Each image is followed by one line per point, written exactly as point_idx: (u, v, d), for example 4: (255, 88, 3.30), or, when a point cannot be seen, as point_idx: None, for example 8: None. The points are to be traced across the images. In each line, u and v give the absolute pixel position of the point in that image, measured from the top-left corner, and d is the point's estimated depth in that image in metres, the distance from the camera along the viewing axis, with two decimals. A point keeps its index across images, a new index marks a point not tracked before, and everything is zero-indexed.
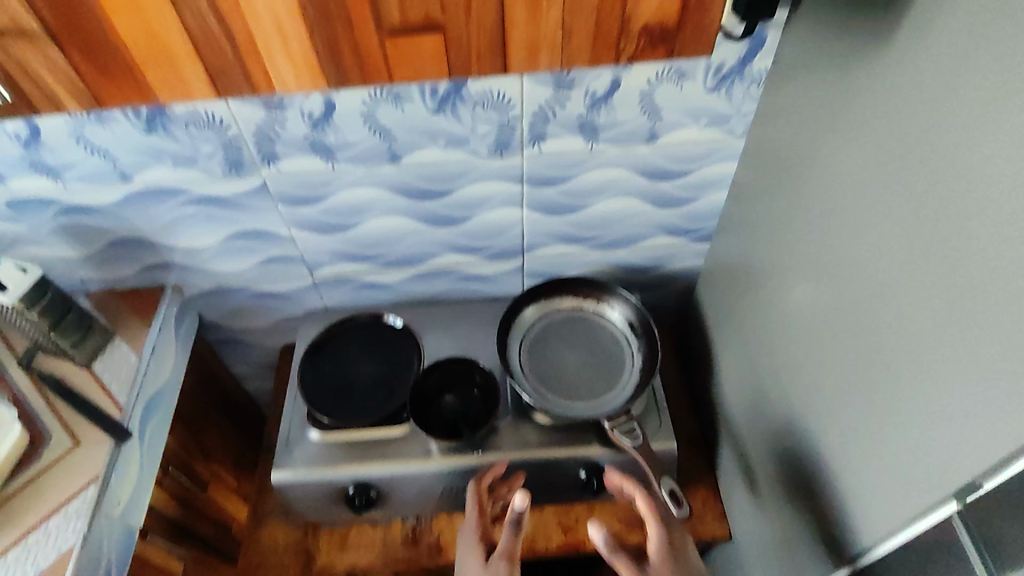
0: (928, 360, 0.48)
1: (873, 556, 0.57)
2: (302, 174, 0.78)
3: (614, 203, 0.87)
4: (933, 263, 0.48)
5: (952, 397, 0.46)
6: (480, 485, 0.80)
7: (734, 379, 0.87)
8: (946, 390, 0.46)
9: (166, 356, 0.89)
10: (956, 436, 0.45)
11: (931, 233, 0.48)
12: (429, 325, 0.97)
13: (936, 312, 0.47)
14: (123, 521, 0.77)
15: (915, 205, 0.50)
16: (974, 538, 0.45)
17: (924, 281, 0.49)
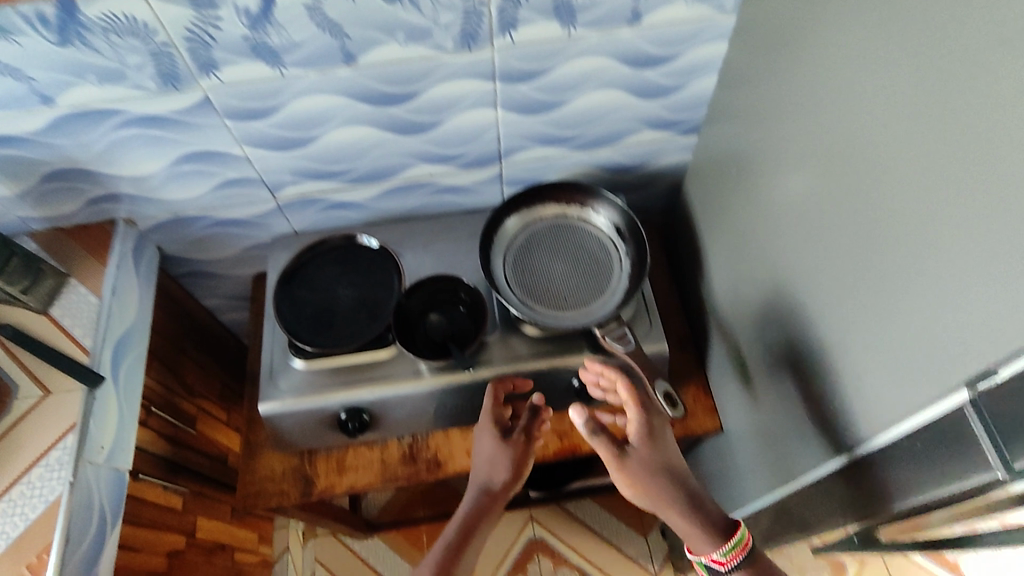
0: (937, 246, 0.45)
1: (873, 447, 0.57)
2: (246, 84, 0.70)
3: (596, 96, 0.80)
4: (947, 137, 0.43)
5: (964, 282, 0.43)
6: (497, 390, 0.81)
7: (725, 277, 0.85)
8: (957, 276, 0.44)
9: (128, 295, 0.84)
10: (964, 323, 0.43)
11: (947, 104, 0.43)
12: (407, 243, 0.92)
13: (948, 194, 0.44)
14: (110, 465, 0.76)
15: (929, 76, 0.45)
16: (985, 424, 0.43)
17: (935, 160, 0.45)
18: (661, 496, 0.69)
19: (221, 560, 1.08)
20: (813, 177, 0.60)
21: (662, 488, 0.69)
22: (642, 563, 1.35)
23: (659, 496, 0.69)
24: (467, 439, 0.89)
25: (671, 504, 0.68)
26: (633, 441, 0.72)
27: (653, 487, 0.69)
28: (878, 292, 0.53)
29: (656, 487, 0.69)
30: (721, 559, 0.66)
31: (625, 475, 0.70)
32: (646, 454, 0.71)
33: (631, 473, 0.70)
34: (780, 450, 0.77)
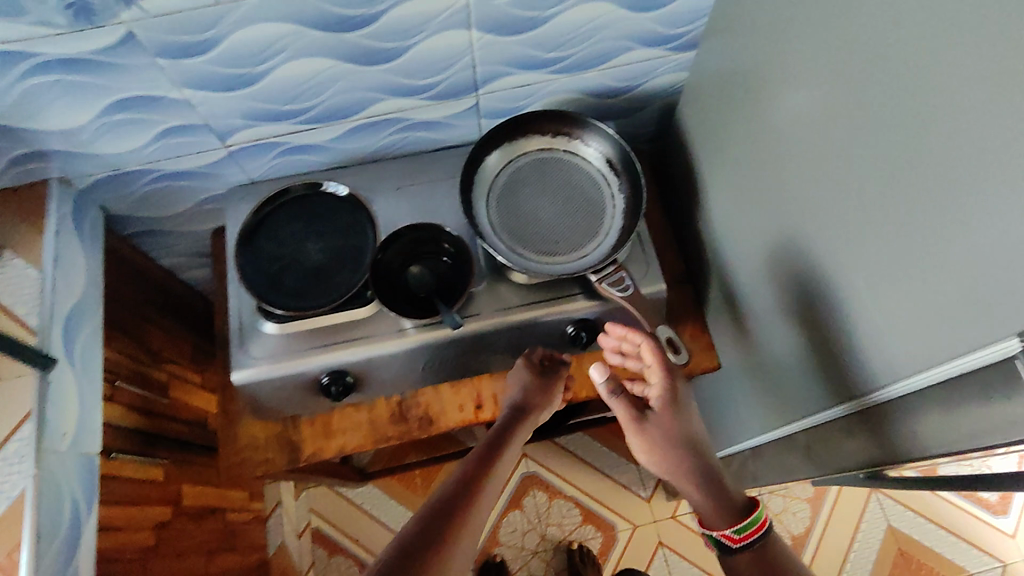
0: (985, 186, 0.40)
1: (892, 397, 0.53)
2: (174, 15, 0.59)
3: (582, 12, 0.70)
4: (1009, 56, 0.37)
5: (1017, 229, 0.38)
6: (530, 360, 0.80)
7: (725, 209, 0.79)
8: (1008, 220, 0.38)
9: (75, 265, 0.76)
10: (1015, 274, 0.39)
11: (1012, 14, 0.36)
12: (379, 188, 0.85)
13: (1006, 124, 0.38)
14: (77, 450, 0.71)
15: None
16: None
17: (990, 84, 0.38)
18: (680, 464, 0.69)
19: (212, 524, 1.06)
20: (835, 103, 0.54)
21: (682, 456, 0.69)
22: (635, 490, 1.37)
23: (678, 464, 0.69)
24: (458, 393, 0.86)
25: (688, 471, 0.68)
26: (655, 408, 0.72)
27: (672, 454, 0.69)
28: (907, 234, 0.48)
29: (674, 455, 0.69)
30: (733, 536, 0.63)
31: (644, 439, 0.71)
32: (666, 423, 0.71)
33: (649, 439, 0.70)
34: (783, 390, 0.74)
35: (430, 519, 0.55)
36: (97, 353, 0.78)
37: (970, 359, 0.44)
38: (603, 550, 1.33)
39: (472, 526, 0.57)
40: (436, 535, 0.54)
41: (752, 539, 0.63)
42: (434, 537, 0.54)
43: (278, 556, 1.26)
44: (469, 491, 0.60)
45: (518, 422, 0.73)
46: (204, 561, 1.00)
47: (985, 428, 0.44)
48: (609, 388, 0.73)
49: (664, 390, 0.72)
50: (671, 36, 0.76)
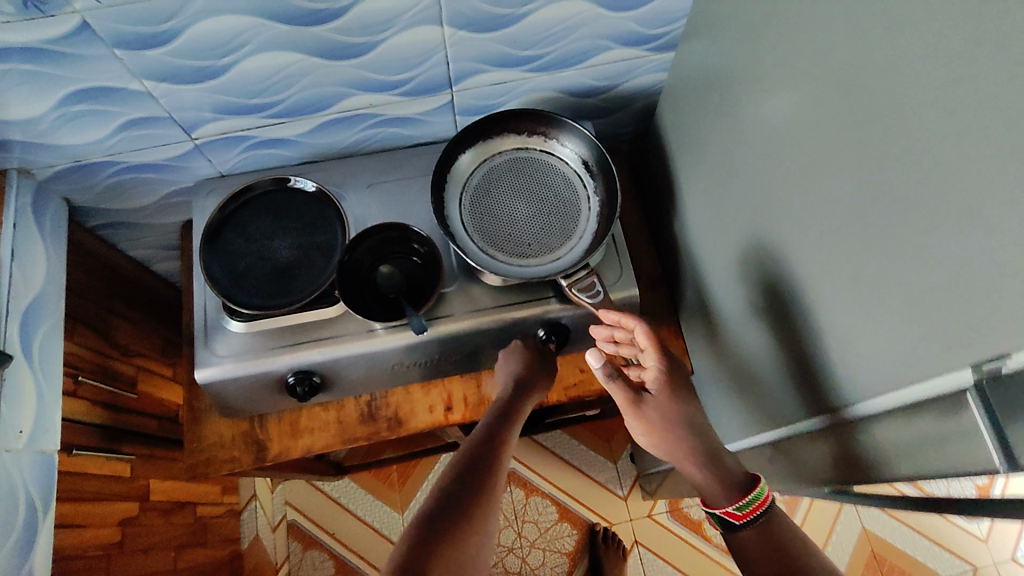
0: (950, 213, 0.39)
1: (858, 416, 0.53)
2: (132, 6, 0.56)
3: (556, 9, 0.68)
4: (987, 76, 0.36)
5: (981, 259, 0.37)
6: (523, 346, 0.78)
7: (701, 214, 0.78)
8: (972, 250, 0.38)
9: (33, 259, 0.74)
10: (978, 305, 0.38)
11: (990, 31, 0.35)
12: (351, 184, 0.83)
13: (973, 153, 0.37)
14: (33, 448, 0.70)
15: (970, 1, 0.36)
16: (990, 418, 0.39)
17: (959, 110, 0.38)
18: (680, 444, 0.66)
19: (181, 518, 1.05)
20: (809, 114, 0.52)
21: (680, 438, 0.66)
22: (611, 489, 1.37)
23: (677, 444, 0.66)
24: (429, 394, 0.85)
25: (690, 452, 0.65)
26: (651, 389, 0.69)
27: (671, 435, 0.66)
28: (877, 253, 0.47)
29: (673, 435, 0.66)
30: (737, 512, 0.62)
31: (642, 421, 0.67)
32: (662, 404, 0.67)
33: (645, 421, 0.67)
34: (752, 399, 0.73)
35: (435, 516, 0.54)
36: (56, 348, 0.76)
37: (928, 385, 0.43)
38: (578, 548, 1.33)
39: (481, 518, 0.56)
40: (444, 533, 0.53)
41: (755, 515, 0.61)
42: (450, 529, 0.54)
43: (252, 550, 1.31)
44: (477, 482, 0.59)
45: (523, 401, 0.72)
46: (172, 556, 0.99)
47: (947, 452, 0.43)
48: (607, 372, 0.67)
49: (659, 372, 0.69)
50: (649, 36, 0.75)
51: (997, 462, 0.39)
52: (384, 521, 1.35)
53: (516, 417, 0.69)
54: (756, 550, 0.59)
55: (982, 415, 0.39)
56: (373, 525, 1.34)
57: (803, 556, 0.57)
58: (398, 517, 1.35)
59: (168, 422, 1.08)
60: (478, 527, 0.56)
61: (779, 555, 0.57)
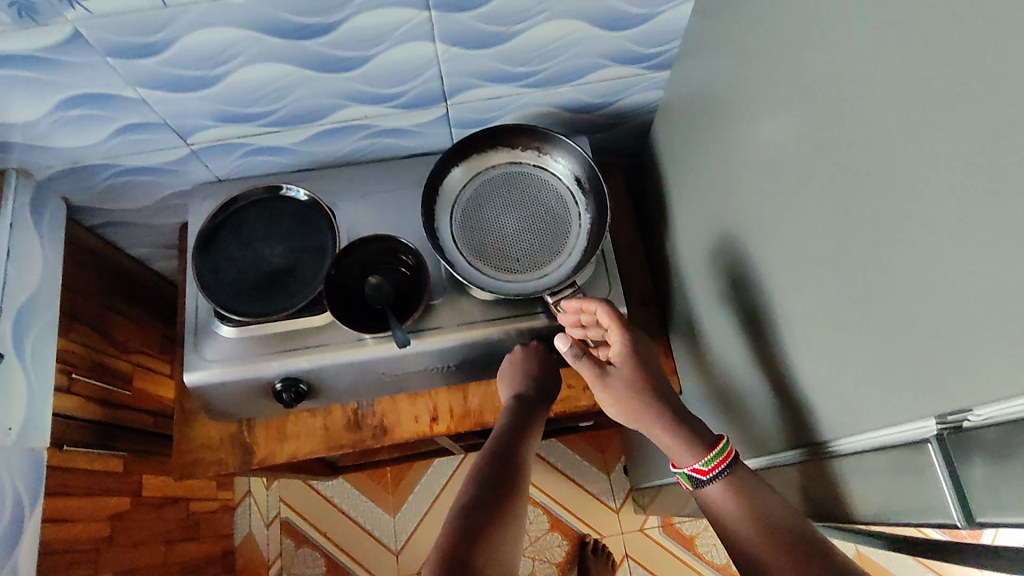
0: (912, 263, 0.39)
1: (824, 453, 0.52)
2: (124, 16, 0.57)
3: (553, 27, 0.69)
4: (954, 123, 0.35)
5: (941, 312, 0.37)
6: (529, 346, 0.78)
7: (691, 236, 0.78)
8: (933, 302, 0.38)
9: (28, 260, 0.76)
10: (939, 358, 0.38)
11: (958, 77, 0.35)
12: (345, 193, 0.84)
13: (936, 205, 0.36)
14: (22, 445, 0.72)
15: (937, 48, 0.36)
16: (950, 465, 0.39)
17: (923, 158, 0.37)
18: (644, 412, 0.65)
19: (173, 513, 1.07)
20: (792, 146, 0.52)
21: (645, 406, 0.65)
22: (604, 500, 1.37)
23: (642, 412, 0.65)
24: (415, 405, 0.85)
25: (656, 420, 0.64)
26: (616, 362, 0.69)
27: (636, 403, 0.66)
28: (849, 293, 0.46)
29: (638, 403, 0.65)
30: (704, 469, 0.59)
31: (610, 395, 0.67)
32: (626, 374, 0.67)
33: (612, 392, 0.67)
34: (733, 426, 0.72)
35: (464, 530, 0.54)
36: (49, 347, 0.79)
37: (891, 432, 0.43)
38: (568, 559, 1.33)
39: (509, 529, 0.57)
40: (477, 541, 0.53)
41: (722, 470, 0.58)
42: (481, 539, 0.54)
43: (243, 547, 1.35)
44: (501, 493, 0.59)
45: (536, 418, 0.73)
46: (162, 551, 1.01)
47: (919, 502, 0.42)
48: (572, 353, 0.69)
49: (621, 344, 0.69)
50: (646, 54, 0.75)
51: (955, 515, 0.39)
52: (376, 522, 1.35)
53: (532, 433, 0.70)
54: (726, 503, 0.57)
55: (941, 464, 0.39)
56: (365, 526, 1.35)
57: (772, 505, 0.54)
58: (390, 519, 1.35)
59: (164, 419, 1.10)
60: (507, 536, 0.56)
61: (750, 507, 0.55)
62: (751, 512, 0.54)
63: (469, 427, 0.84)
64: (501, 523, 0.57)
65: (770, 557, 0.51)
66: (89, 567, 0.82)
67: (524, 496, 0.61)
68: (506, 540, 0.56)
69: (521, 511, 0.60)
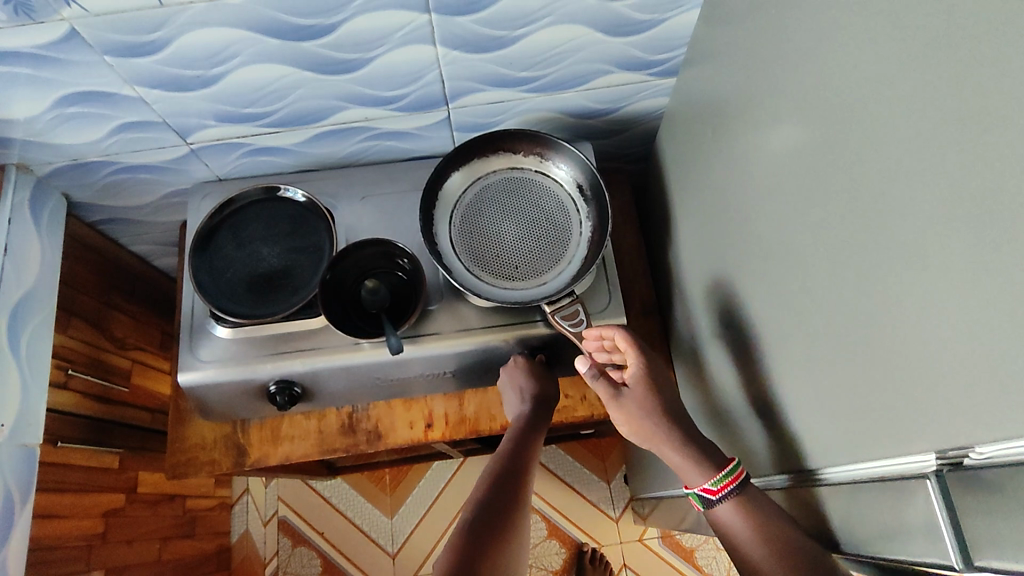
0: (920, 293, 0.38)
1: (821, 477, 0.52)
2: (120, 14, 0.57)
3: (557, 31, 0.68)
4: (974, 150, 0.34)
5: (947, 343, 0.36)
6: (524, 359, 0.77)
7: (694, 247, 0.76)
8: (940, 332, 0.37)
9: (27, 256, 0.76)
10: (945, 390, 0.37)
11: (980, 103, 0.34)
12: (344, 194, 0.83)
13: (948, 235, 0.36)
14: (15, 441, 0.73)
15: (957, 71, 0.35)
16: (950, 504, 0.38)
17: (937, 183, 0.36)
18: (657, 431, 0.64)
19: (169, 510, 1.07)
20: (801, 161, 0.50)
21: (657, 425, 0.64)
22: (602, 508, 1.35)
23: (654, 431, 0.64)
24: (410, 410, 0.84)
25: (667, 439, 0.63)
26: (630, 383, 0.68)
27: (649, 422, 0.64)
28: (852, 316, 0.45)
29: (651, 420, 0.64)
30: (711, 488, 0.57)
31: (624, 413, 0.66)
32: (642, 393, 0.67)
33: (625, 410, 0.66)
34: (730, 442, 0.71)
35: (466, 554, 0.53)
36: (44, 344, 0.79)
37: (889, 465, 0.43)
38: (564, 567, 1.31)
39: (509, 545, 0.56)
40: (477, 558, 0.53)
41: (728, 490, 0.56)
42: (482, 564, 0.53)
43: (240, 544, 1.35)
44: (502, 507, 0.59)
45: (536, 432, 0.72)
46: (157, 547, 1.01)
47: (924, 536, 0.40)
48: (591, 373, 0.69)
49: (639, 363, 0.69)
50: (652, 60, 0.74)
51: (952, 558, 0.38)
52: (373, 524, 1.35)
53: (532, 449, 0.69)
54: (739, 530, 0.55)
55: (945, 518, 0.38)
56: (362, 527, 1.35)
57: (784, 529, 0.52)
58: (387, 521, 1.35)
59: (162, 415, 1.10)
60: (508, 558, 0.56)
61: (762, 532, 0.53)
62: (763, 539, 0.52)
63: (464, 434, 0.83)
64: (502, 539, 0.56)
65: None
66: (81, 564, 0.82)
67: (524, 510, 0.61)
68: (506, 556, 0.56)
69: (520, 525, 0.59)
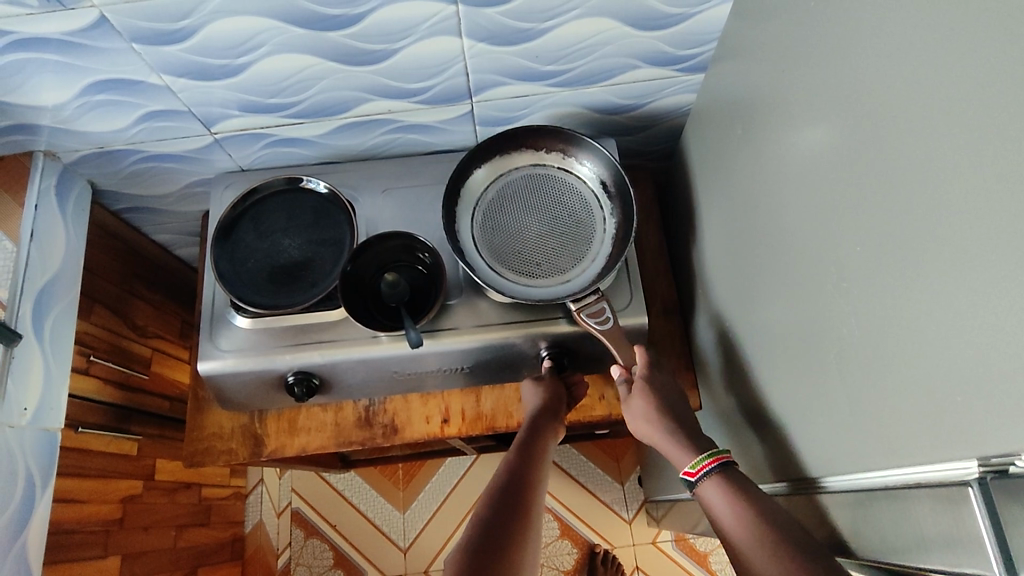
0: (960, 298, 0.37)
1: (845, 487, 0.51)
2: (149, 2, 0.57)
3: (585, 24, 0.67)
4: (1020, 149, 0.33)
5: (987, 347, 0.35)
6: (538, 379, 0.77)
7: (718, 246, 0.75)
8: (982, 336, 0.36)
9: (52, 241, 0.77)
10: (987, 396, 0.36)
11: None
12: (366, 187, 0.83)
13: (992, 235, 0.35)
14: (36, 425, 0.73)
15: (1003, 70, 0.34)
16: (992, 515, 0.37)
17: (978, 187, 0.36)
18: (667, 439, 0.66)
19: (185, 498, 1.08)
20: (831, 163, 0.50)
21: (668, 435, 0.66)
22: (616, 510, 1.34)
23: (664, 440, 0.66)
24: (427, 405, 0.84)
25: (677, 445, 0.65)
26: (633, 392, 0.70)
27: (660, 431, 0.67)
28: (886, 323, 0.44)
29: (662, 430, 0.66)
30: (692, 471, 0.60)
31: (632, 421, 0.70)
32: (648, 399, 0.69)
33: (635, 415, 0.69)
34: (755, 446, 0.69)
35: (475, 557, 0.51)
36: (66, 330, 0.80)
37: (924, 472, 0.42)
38: (576, 567, 1.31)
39: (527, 543, 0.55)
40: (495, 556, 0.52)
41: (707, 470, 0.59)
42: (490, 566, 0.51)
43: (253, 534, 1.36)
44: (516, 506, 0.58)
45: (550, 441, 0.70)
46: (172, 534, 1.02)
47: (963, 547, 0.39)
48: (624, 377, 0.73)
49: (645, 369, 0.71)
50: (681, 56, 0.73)
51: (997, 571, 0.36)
52: (385, 518, 1.35)
53: (545, 457, 0.67)
54: (722, 510, 0.56)
55: (988, 528, 0.37)
56: (374, 520, 1.35)
57: (765, 504, 0.54)
58: (399, 516, 1.35)
59: (179, 405, 1.11)
60: (519, 561, 0.53)
61: (746, 507, 0.54)
62: (752, 511, 0.53)
63: (480, 431, 0.82)
64: (519, 537, 0.55)
65: (779, 561, 0.49)
66: (98, 549, 0.83)
67: (539, 506, 0.60)
68: (525, 554, 0.54)
69: (535, 521, 0.58)
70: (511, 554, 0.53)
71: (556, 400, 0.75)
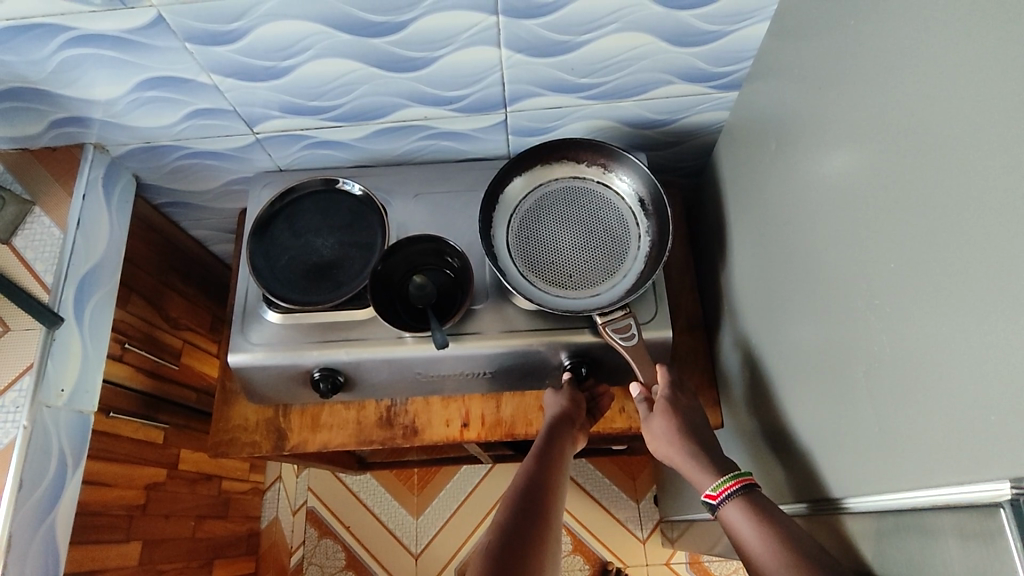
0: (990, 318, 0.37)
1: (872, 508, 0.50)
2: (205, 5, 0.60)
3: (621, 39, 0.68)
4: None
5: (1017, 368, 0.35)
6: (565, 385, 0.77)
7: (746, 263, 0.75)
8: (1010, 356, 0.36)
9: (96, 230, 0.80)
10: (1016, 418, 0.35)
11: None
12: (398, 191, 0.84)
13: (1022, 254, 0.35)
14: (71, 407, 0.76)
15: None
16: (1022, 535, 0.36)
17: (1005, 204, 0.36)
18: (691, 462, 0.65)
19: (206, 489, 1.10)
20: (861, 182, 0.50)
21: (690, 456, 0.66)
22: (630, 528, 1.33)
23: (685, 461, 0.66)
24: (447, 408, 0.84)
25: (700, 466, 0.64)
26: (654, 410, 0.70)
27: (681, 453, 0.66)
28: (913, 343, 0.44)
29: (686, 453, 0.66)
30: (712, 493, 0.60)
31: (650, 436, 0.70)
32: (673, 421, 0.69)
33: (656, 435, 0.69)
34: (777, 466, 0.69)
35: (501, 560, 0.51)
36: (105, 316, 0.82)
37: (949, 492, 0.41)
38: None
39: (548, 549, 0.55)
40: (516, 561, 0.52)
41: (730, 492, 0.59)
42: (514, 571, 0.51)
43: (268, 530, 1.37)
44: (535, 510, 0.58)
45: (569, 450, 0.71)
46: (191, 525, 1.03)
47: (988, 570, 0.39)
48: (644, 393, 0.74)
49: (668, 389, 0.72)
50: (714, 73, 0.74)
51: None
52: (398, 523, 1.35)
53: (564, 465, 0.68)
54: (742, 527, 0.56)
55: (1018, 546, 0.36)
56: (388, 524, 1.36)
57: (787, 524, 0.54)
58: (412, 520, 1.35)
59: (205, 397, 1.13)
60: (540, 567, 0.53)
61: (769, 526, 0.54)
62: (774, 531, 0.53)
63: (500, 437, 0.83)
64: (540, 541, 0.55)
65: None
66: (121, 533, 0.85)
67: (558, 510, 0.60)
68: (546, 559, 0.54)
69: (555, 526, 0.58)
70: (533, 558, 0.53)
71: (576, 407, 0.75)
